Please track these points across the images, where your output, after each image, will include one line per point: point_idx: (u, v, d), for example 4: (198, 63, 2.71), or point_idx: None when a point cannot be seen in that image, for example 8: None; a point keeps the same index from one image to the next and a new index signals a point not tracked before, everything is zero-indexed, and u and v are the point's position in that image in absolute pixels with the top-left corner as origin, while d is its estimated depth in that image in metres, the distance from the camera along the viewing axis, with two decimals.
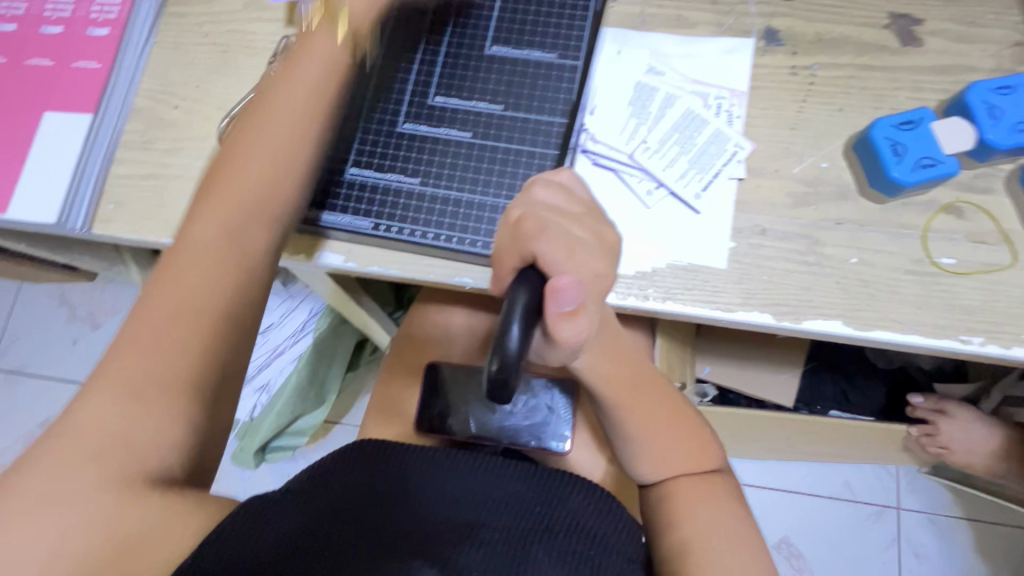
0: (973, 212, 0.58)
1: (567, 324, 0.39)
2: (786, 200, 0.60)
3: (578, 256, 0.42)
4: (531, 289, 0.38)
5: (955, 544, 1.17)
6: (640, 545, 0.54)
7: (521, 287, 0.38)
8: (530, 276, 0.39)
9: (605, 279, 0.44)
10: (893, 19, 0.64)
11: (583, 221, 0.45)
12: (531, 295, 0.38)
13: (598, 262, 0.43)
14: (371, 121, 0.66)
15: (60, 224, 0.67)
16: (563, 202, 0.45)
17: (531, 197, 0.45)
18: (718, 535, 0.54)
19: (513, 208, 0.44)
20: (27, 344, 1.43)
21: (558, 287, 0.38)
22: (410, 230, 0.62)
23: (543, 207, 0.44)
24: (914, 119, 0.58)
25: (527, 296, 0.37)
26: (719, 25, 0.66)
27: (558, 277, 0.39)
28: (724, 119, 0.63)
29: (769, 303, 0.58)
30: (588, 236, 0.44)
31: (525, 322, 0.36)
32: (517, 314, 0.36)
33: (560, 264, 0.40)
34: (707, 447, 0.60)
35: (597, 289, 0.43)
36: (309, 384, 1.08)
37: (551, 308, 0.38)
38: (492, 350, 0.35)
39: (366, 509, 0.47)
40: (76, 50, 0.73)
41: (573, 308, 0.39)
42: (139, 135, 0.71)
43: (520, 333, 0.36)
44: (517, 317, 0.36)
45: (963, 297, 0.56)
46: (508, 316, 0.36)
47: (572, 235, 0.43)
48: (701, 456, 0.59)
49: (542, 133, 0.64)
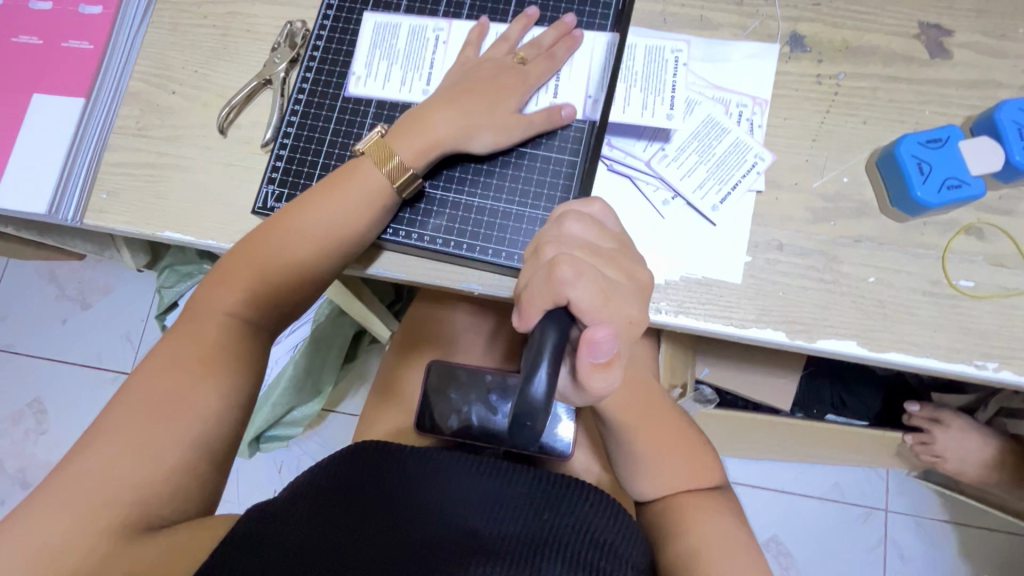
0: (995, 234, 0.57)
1: (599, 373, 0.39)
2: (806, 215, 0.59)
3: (612, 303, 0.40)
4: (562, 333, 0.38)
5: (941, 548, 1.19)
6: (644, 550, 0.52)
7: (551, 326, 0.38)
8: (561, 319, 0.38)
9: (638, 325, 0.43)
10: (923, 29, 0.62)
11: (616, 261, 0.43)
12: (562, 336, 0.37)
13: (632, 308, 0.42)
14: (380, 118, 0.64)
15: (51, 214, 0.64)
16: (595, 237, 0.44)
17: (562, 231, 0.43)
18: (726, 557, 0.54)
19: (544, 243, 0.42)
20: (15, 323, 1.40)
21: (594, 338, 0.37)
22: (417, 235, 0.60)
23: (575, 244, 0.42)
24: (942, 137, 0.56)
25: (557, 337, 0.37)
26: (743, 29, 0.63)
27: (595, 327, 0.38)
28: (744, 128, 0.61)
29: (783, 320, 0.57)
30: (621, 278, 0.42)
31: (554, 366, 0.36)
32: (546, 356, 0.36)
33: (593, 311, 0.39)
34: (711, 466, 0.59)
35: (630, 335, 0.42)
36: (305, 375, 1.05)
37: (585, 359, 0.38)
38: (517, 395, 0.35)
39: (371, 527, 0.46)
40: (67, 29, 0.69)
41: (604, 359, 0.39)
42: (134, 121, 0.68)
43: (548, 378, 0.35)
44: (546, 359, 0.36)
45: (980, 321, 0.56)
46: (537, 356, 0.36)
47: (605, 278, 0.41)
48: (705, 473, 0.58)
49: (560, 136, 0.61)
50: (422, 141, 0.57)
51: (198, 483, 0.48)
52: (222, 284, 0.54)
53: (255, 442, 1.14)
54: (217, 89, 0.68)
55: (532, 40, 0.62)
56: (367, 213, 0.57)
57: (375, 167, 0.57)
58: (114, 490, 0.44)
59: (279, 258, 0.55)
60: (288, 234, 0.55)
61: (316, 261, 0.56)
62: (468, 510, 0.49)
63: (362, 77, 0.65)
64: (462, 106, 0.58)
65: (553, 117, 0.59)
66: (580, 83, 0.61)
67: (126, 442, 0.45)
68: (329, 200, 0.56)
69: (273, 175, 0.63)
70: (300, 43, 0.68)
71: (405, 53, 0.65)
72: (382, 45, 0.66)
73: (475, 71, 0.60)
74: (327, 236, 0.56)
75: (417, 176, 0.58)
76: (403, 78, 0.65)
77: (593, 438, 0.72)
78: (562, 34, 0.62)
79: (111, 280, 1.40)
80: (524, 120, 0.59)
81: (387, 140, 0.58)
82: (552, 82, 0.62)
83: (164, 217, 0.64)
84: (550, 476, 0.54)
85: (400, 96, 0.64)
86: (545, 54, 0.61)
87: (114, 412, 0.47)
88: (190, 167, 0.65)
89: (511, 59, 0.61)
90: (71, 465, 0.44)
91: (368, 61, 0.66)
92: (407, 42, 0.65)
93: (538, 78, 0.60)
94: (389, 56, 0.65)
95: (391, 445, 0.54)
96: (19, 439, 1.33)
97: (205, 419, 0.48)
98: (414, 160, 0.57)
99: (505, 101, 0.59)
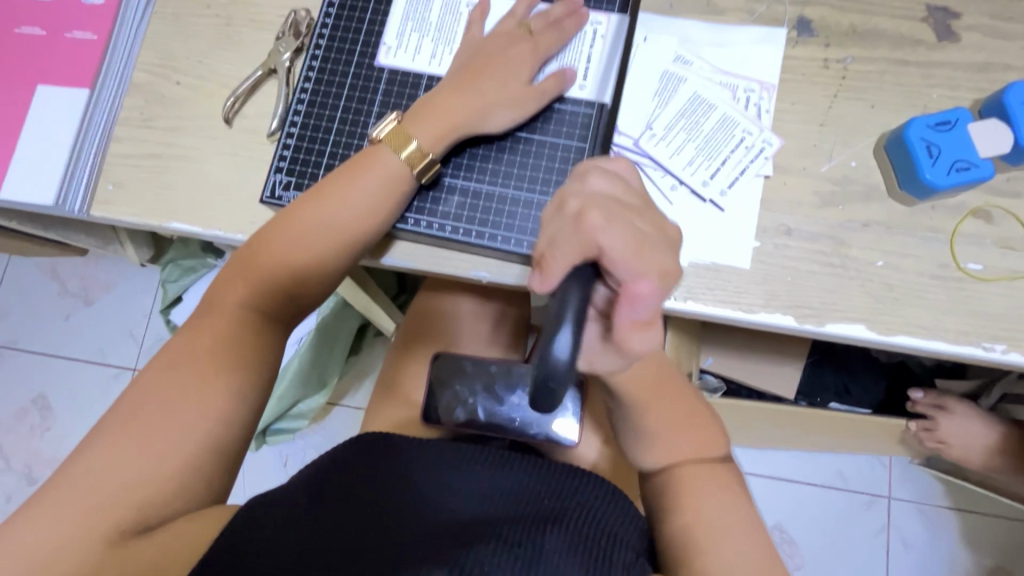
0: (1002, 217, 0.57)
1: (638, 331, 0.40)
2: (814, 199, 0.59)
3: (645, 253, 0.39)
4: (586, 288, 0.37)
5: (944, 534, 1.20)
6: (641, 535, 0.53)
7: (575, 285, 0.37)
8: (586, 271, 0.38)
9: (673, 277, 0.41)
10: (931, 12, 0.62)
11: (644, 214, 0.42)
12: (586, 295, 0.37)
13: (667, 260, 0.41)
14: (386, 106, 0.64)
15: (58, 206, 0.64)
16: (621, 193, 0.43)
17: (586, 186, 0.43)
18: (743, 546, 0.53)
19: (568, 196, 0.42)
20: (18, 319, 1.40)
21: (636, 292, 0.38)
22: (426, 222, 0.60)
23: (601, 197, 0.41)
24: (951, 119, 0.55)
25: (582, 295, 0.37)
26: (750, 13, 0.63)
27: (636, 282, 0.38)
28: (752, 113, 0.61)
29: (791, 305, 0.57)
30: (654, 232, 0.42)
31: (577, 328, 0.35)
32: (569, 317, 0.35)
33: (625, 262, 0.38)
34: (720, 470, 0.56)
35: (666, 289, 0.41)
36: (311, 367, 1.05)
37: (624, 316, 0.39)
38: (540, 360, 0.35)
39: (372, 520, 0.46)
40: (70, 20, 0.69)
41: (643, 317, 0.40)
42: (139, 112, 0.67)
43: (571, 340, 0.35)
44: (568, 320, 0.35)
45: (988, 303, 0.56)
46: (559, 317, 0.36)
47: (639, 230, 0.41)
48: (714, 476, 0.55)
49: (566, 122, 0.61)
50: (440, 129, 0.57)
51: (210, 473, 0.48)
52: (241, 275, 0.54)
53: (261, 435, 1.14)
54: (221, 79, 0.67)
55: (542, 12, 0.62)
56: (388, 196, 0.57)
57: (392, 153, 0.57)
58: (128, 480, 0.44)
59: (299, 243, 0.55)
60: (309, 219, 0.55)
61: (343, 247, 0.56)
62: (470, 499, 0.50)
63: (392, 48, 0.65)
64: (478, 88, 0.58)
65: (562, 82, 0.60)
66: (604, 62, 0.62)
67: (138, 434, 0.46)
68: (342, 197, 0.55)
69: (281, 164, 0.63)
70: (305, 32, 0.68)
71: (437, 26, 0.65)
72: (414, 16, 0.66)
73: (486, 48, 0.60)
74: (344, 232, 0.56)
75: (435, 162, 0.58)
76: (433, 51, 0.65)
77: (598, 421, 0.73)
78: (571, 8, 0.62)
79: (112, 275, 1.40)
80: (537, 92, 0.59)
81: (406, 127, 0.57)
82: (567, 52, 0.62)
83: (171, 208, 0.64)
84: (549, 465, 0.54)
85: (428, 69, 0.65)
86: (554, 27, 0.61)
87: (123, 405, 0.47)
88: (195, 159, 0.65)
89: (519, 30, 0.61)
90: (83, 457, 0.45)
91: (400, 32, 0.66)
92: (440, 14, 0.66)
93: (547, 48, 0.60)
94: (421, 27, 0.66)
95: (394, 440, 0.56)
96: (24, 434, 1.34)
97: (217, 411, 0.49)
98: (433, 146, 0.57)
99: (516, 77, 0.59)
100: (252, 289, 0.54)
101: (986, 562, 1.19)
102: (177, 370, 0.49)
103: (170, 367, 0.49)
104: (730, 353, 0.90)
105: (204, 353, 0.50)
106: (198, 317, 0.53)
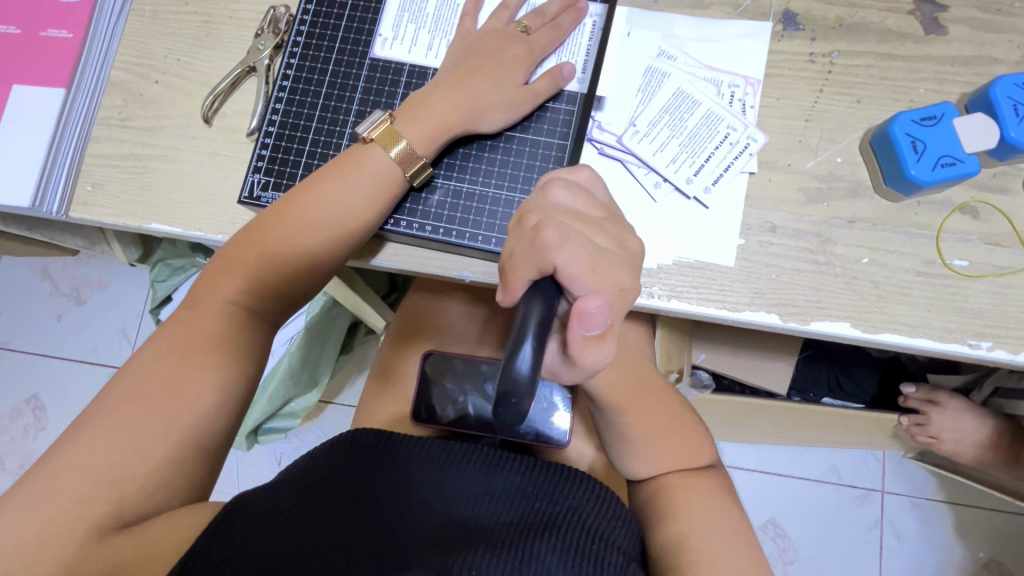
0: (989, 212, 0.57)
1: (591, 346, 0.38)
2: (799, 196, 0.58)
3: (602, 269, 0.39)
4: (546, 304, 0.37)
5: (936, 528, 1.20)
6: (635, 539, 0.52)
7: (536, 298, 0.37)
8: (544, 287, 0.37)
9: (629, 293, 0.41)
10: (918, 5, 0.61)
11: (605, 227, 0.42)
12: (548, 309, 0.36)
13: (624, 276, 0.41)
14: (366, 103, 0.63)
15: (35, 207, 0.63)
16: (583, 205, 0.43)
17: (547, 199, 0.42)
18: (731, 549, 0.52)
19: (529, 211, 0.41)
20: (8, 320, 1.39)
21: (586, 309, 0.36)
22: (406, 222, 0.59)
23: (560, 211, 0.41)
24: (936, 114, 0.54)
25: (542, 312, 0.36)
26: (735, 7, 0.62)
27: (587, 299, 0.37)
28: (737, 109, 0.60)
29: (777, 303, 0.56)
30: (611, 246, 0.41)
31: (538, 341, 0.35)
32: (531, 331, 0.35)
33: (581, 279, 0.38)
34: (708, 481, 0.57)
35: (622, 305, 0.41)
36: (302, 366, 1.04)
37: (576, 334, 0.37)
38: (501, 376, 0.34)
39: (357, 520, 0.46)
40: (45, 17, 0.68)
41: (597, 332, 0.38)
42: (118, 112, 0.67)
43: (532, 354, 0.35)
44: (530, 334, 0.35)
45: (974, 300, 0.55)
46: (522, 330, 0.35)
47: (595, 245, 0.40)
48: (703, 487, 0.56)
49: (548, 120, 0.60)
50: (429, 128, 0.56)
51: (187, 476, 0.47)
52: (219, 277, 0.54)
53: (253, 434, 1.14)
54: (200, 77, 0.67)
55: (536, 9, 0.61)
56: (377, 199, 0.56)
57: (382, 152, 0.56)
58: (101, 484, 0.44)
59: (280, 246, 0.54)
60: (288, 223, 0.54)
61: (327, 250, 0.55)
62: (460, 501, 0.50)
63: (389, 40, 0.64)
64: (469, 86, 0.57)
65: (556, 79, 0.58)
66: (588, 58, 0.61)
67: (111, 436, 0.45)
68: (307, 210, 0.54)
69: (260, 164, 0.62)
70: (284, 29, 0.67)
71: (434, 18, 0.65)
72: (410, 8, 0.65)
73: (480, 46, 0.59)
74: (310, 246, 0.54)
75: (425, 164, 0.57)
76: (430, 43, 0.64)
77: (589, 422, 0.72)
78: (567, 3, 0.61)
79: (103, 276, 1.39)
80: (532, 92, 0.58)
81: (396, 126, 0.56)
82: (563, 47, 0.61)
83: (151, 209, 0.64)
84: (543, 465, 0.54)
85: (424, 61, 0.64)
86: (549, 24, 0.61)
87: (97, 408, 0.47)
88: (174, 158, 0.64)
89: (514, 28, 0.60)
90: (54, 462, 0.44)
91: (396, 23, 0.65)
92: (436, 6, 0.65)
93: (543, 48, 0.60)
94: (417, 19, 0.65)
95: (386, 433, 0.55)
96: (17, 434, 1.33)
97: (192, 413, 0.48)
98: (423, 147, 0.57)
99: (510, 73, 0.58)
100: (229, 291, 0.53)
101: (979, 555, 1.19)
102: (152, 372, 0.48)
103: (145, 369, 0.48)
104: (720, 350, 0.90)
105: (177, 355, 0.49)
106: (175, 318, 0.52)
